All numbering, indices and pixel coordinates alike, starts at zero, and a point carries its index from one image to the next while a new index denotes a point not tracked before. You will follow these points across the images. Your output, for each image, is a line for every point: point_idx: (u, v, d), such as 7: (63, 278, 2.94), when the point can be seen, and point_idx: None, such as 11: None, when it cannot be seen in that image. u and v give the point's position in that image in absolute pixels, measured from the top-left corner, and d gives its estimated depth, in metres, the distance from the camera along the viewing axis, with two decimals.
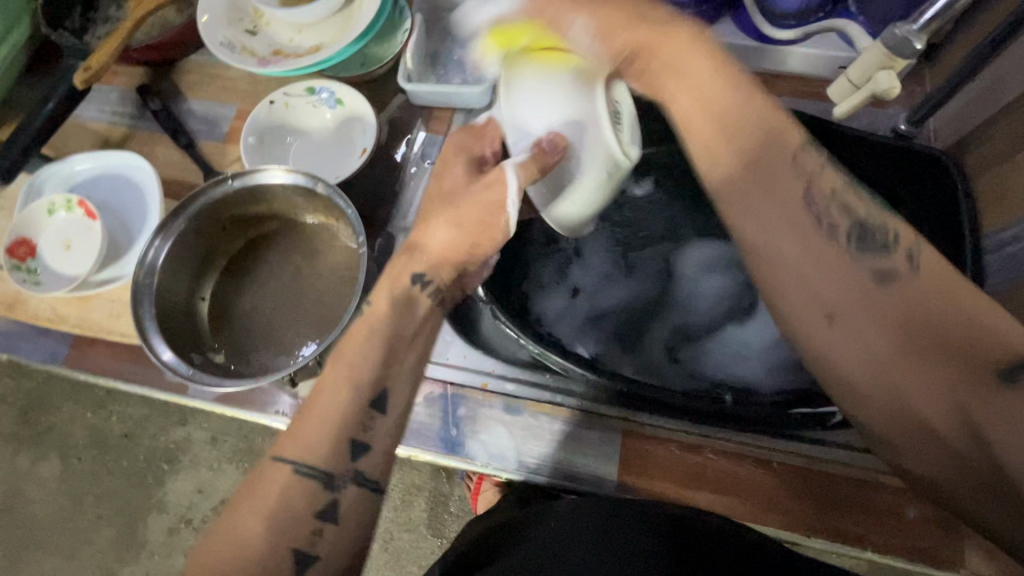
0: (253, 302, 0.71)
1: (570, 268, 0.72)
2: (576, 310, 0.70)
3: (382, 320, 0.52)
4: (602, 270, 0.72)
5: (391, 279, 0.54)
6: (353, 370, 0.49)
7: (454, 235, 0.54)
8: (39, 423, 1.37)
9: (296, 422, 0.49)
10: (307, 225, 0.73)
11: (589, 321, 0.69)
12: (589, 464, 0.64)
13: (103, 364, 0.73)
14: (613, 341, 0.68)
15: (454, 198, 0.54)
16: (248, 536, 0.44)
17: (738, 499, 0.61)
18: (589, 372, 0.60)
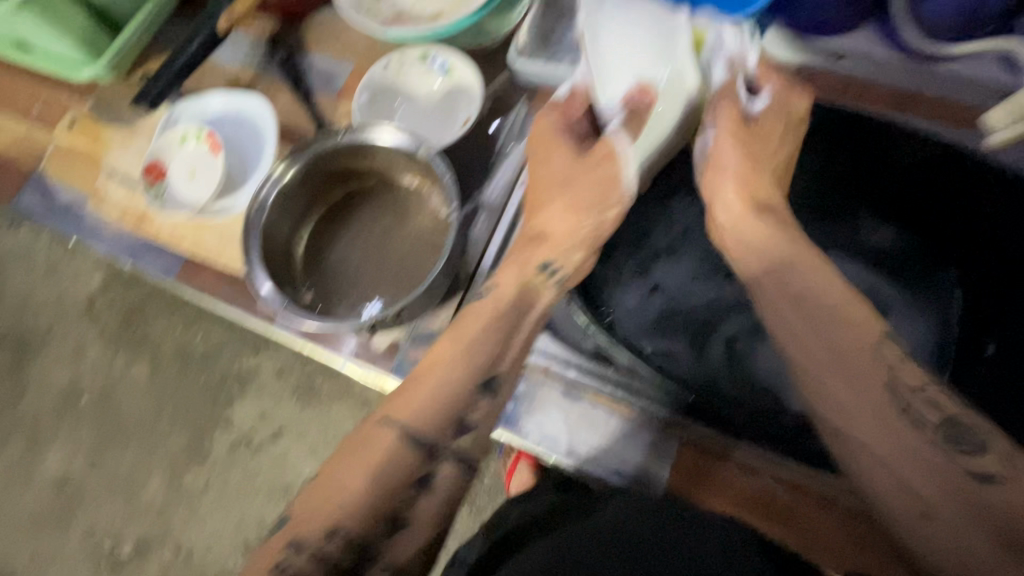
0: (343, 251, 0.75)
1: (655, 264, 0.73)
2: (652, 307, 0.71)
3: (507, 299, 0.62)
4: (688, 274, 0.73)
5: (521, 265, 0.63)
6: (469, 350, 0.59)
7: (573, 219, 0.62)
8: (138, 329, 1.53)
9: (408, 389, 0.58)
10: (402, 185, 0.76)
11: (663, 319, 0.71)
12: (639, 463, 0.64)
13: (208, 286, 0.81)
14: (684, 343, 0.70)
15: (568, 183, 0.63)
16: (350, 490, 0.53)
17: (790, 529, 0.59)
18: None
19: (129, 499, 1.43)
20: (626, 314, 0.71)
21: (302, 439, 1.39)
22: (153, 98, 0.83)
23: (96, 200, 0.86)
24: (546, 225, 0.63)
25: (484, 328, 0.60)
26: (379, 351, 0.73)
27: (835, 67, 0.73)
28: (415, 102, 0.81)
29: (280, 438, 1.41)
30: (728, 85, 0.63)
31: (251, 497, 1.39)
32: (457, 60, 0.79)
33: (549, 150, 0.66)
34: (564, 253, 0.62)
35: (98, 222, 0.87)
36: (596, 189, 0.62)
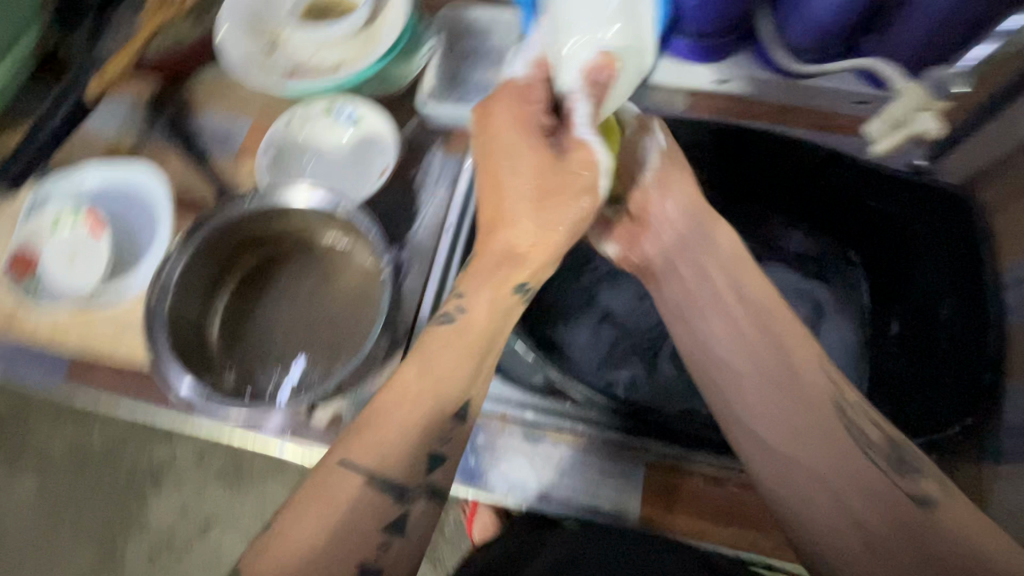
0: (266, 323, 0.69)
1: (599, 291, 0.77)
2: (602, 337, 0.74)
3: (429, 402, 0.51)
4: (632, 301, 0.76)
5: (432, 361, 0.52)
6: (392, 448, 0.49)
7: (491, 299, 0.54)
8: (14, 437, 1.31)
9: (297, 511, 0.47)
10: (323, 245, 0.71)
11: (612, 342, 0.74)
12: (609, 496, 0.63)
13: (110, 384, 0.71)
14: (635, 362, 0.73)
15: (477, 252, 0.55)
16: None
17: (759, 533, 0.61)
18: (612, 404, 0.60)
19: None
20: (578, 348, 0.73)
21: (235, 529, 1.25)
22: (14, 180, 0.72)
23: None
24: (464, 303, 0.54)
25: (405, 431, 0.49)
26: (320, 428, 0.66)
27: (713, 91, 0.81)
28: (324, 156, 0.77)
29: (208, 533, 1.25)
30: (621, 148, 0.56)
31: None
32: (365, 109, 0.77)
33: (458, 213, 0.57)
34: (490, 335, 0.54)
35: None
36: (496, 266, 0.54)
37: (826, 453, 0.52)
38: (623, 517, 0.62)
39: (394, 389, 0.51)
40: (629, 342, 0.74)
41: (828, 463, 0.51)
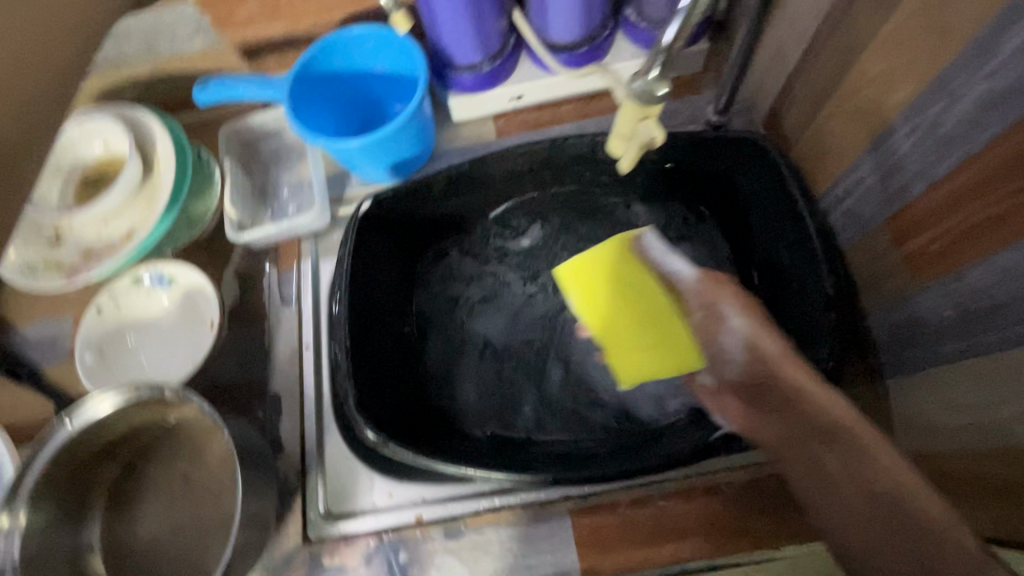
0: (153, 529, 0.65)
1: (476, 321, 0.76)
2: (486, 378, 0.73)
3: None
4: (505, 330, 0.75)
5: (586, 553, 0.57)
6: None
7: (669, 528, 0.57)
8: None
9: None
10: (177, 424, 0.67)
11: (499, 377, 0.73)
12: (547, 563, 0.60)
13: None
14: (523, 386, 0.72)
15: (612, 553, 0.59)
16: None
17: (698, 537, 0.59)
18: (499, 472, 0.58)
19: None
20: (473, 408, 0.72)
21: None
22: None
23: None
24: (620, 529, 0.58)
25: None
26: None
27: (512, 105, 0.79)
28: (151, 330, 0.72)
29: None
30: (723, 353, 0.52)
31: None
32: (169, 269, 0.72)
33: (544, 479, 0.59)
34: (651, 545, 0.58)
35: None
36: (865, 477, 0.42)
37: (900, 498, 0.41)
38: None
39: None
40: (516, 377, 0.72)
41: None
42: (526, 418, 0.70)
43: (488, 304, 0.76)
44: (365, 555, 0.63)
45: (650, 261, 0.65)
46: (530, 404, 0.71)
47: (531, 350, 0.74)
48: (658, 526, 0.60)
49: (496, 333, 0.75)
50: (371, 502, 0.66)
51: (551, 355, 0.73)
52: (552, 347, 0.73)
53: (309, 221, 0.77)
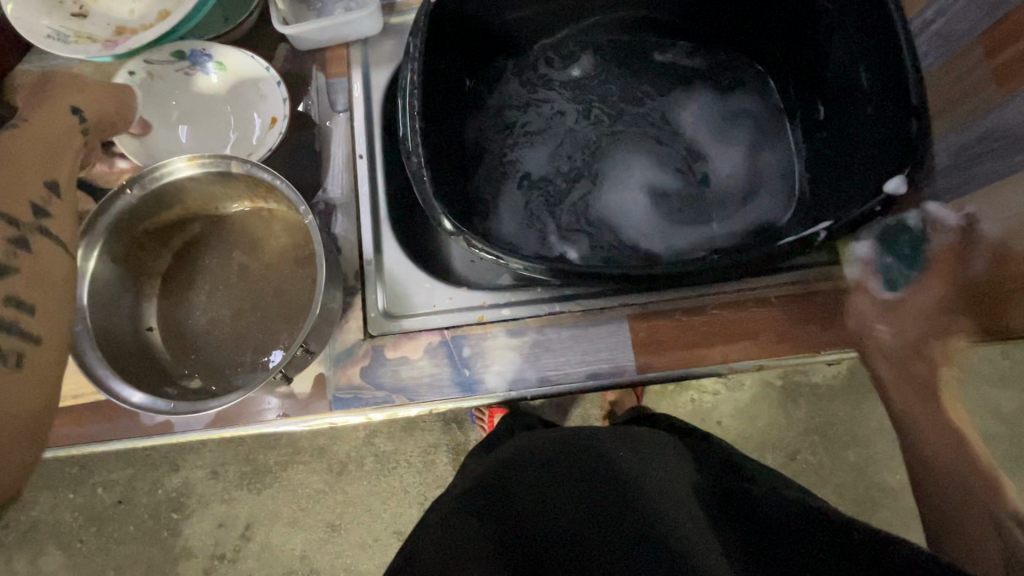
0: (208, 316, 0.64)
1: (520, 150, 0.77)
2: (519, 208, 0.74)
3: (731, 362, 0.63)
4: (546, 161, 0.77)
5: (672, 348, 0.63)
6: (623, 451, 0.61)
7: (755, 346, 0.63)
8: (22, 521, 1.27)
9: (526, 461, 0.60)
10: (235, 215, 0.66)
11: (530, 214, 0.74)
12: (606, 359, 0.63)
13: (63, 437, 0.63)
14: (553, 219, 0.74)
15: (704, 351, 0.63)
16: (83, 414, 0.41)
17: (748, 341, 0.63)
18: (547, 269, 0.60)
19: None
20: (507, 230, 0.74)
21: (276, 520, 1.27)
22: None
23: None
24: (718, 339, 0.63)
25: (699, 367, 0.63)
26: (306, 394, 0.63)
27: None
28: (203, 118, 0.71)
29: (253, 532, 1.27)
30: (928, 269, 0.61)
31: None
32: (217, 54, 0.70)
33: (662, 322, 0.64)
34: (735, 351, 0.63)
35: None
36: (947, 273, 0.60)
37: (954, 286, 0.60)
38: (622, 372, 0.63)
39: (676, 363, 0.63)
40: (547, 205, 0.74)
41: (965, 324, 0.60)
42: (558, 251, 0.72)
43: (535, 134, 0.78)
44: (427, 350, 0.64)
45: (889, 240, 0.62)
46: (558, 229, 0.73)
47: (564, 176, 0.76)
48: (709, 332, 0.64)
49: (535, 165, 0.76)
50: (429, 304, 0.67)
51: (586, 187, 0.76)
52: (587, 175, 0.76)
53: (363, 24, 0.71)
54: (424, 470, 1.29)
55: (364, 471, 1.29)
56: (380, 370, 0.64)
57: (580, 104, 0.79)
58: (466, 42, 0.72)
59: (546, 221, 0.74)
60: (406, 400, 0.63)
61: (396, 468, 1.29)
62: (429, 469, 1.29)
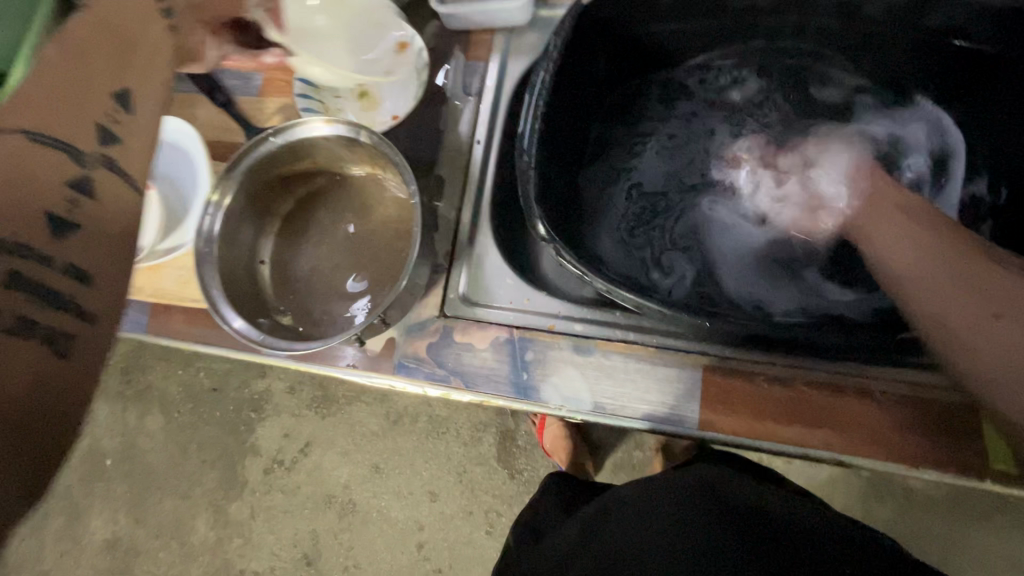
0: (312, 261, 0.70)
1: (648, 154, 0.77)
2: (626, 219, 0.73)
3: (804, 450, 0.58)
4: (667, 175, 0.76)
5: (746, 416, 0.59)
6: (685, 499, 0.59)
7: (837, 439, 0.57)
8: (140, 382, 1.50)
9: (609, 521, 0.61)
10: (355, 176, 0.71)
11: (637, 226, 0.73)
12: (668, 404, 0.60)
13: (180, 331, 0.73)
14: (656, 238, 0.72)
15: (778, 429, 0.58)
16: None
17: (831, 431, 0.57)
18: (663, 306, 0.58)
19: (183, 540, 1.42)
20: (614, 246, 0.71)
21: (331, 446, 1.39)
22: None
23: None
24: (796, 423, 0.58)
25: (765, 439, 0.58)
26: (376, 353, 0.68)
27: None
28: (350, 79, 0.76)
29: (311, 450, 1.40)
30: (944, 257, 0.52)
31: (299, 513, 1.38)
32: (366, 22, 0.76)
33: (739, 387, 0.60)
34: (812, 438, 0.57)
35: None
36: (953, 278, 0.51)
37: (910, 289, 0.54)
38: (682, 423, 0.60)
39: (747, 433, 0.59)
40: (646, 222, 0.73)
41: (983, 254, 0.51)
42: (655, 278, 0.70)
43: (670, 146, 0.77)
44: (492, 344, 0.66)
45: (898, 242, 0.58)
46: (653, 255, 0.71)
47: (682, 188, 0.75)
48: (787, 408, 0.58)
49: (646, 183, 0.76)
50: (506, 299, 0.67)
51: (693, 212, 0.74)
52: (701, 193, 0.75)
53: (514, 12, 0.71)
54: (470, 444, 1.34)
55: (416, 428, 1.36)
56: (446, 350, 0.66)
57: (730, 127, 0.76)
58: (628, 52, 0.72)
59: (641, 236, 0.72)
60: (463, 385, 0.65)
61: (445, 435, 1.35)
62: (474, 445, 1.33)
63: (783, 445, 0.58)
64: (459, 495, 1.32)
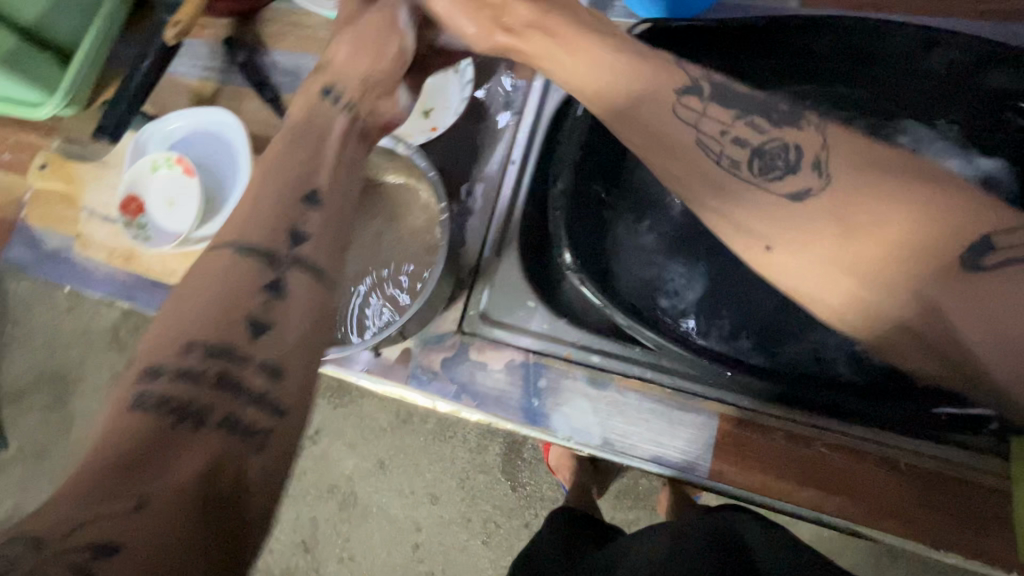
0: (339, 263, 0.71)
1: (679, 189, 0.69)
2: (645, 249, 0.68)
3: (818, 513, 0.55)
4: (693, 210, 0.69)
5: (760, 471, 0.57)
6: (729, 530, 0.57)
7: (853, 507, 0.54)
8: None
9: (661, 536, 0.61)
10: (388, 185, 0.72)
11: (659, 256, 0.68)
12: (679, 449, 0.59)
13: None
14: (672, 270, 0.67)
15: (792, 492, 0.56)
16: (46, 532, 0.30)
17: (846, 497, 0.55)
18: (685, 350, 0.56)
19: None
20: (642, 273, 0.67)
21: (339, 437, 1.40)
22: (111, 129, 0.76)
23: (82, 243, 0.83)
24: (811, 485, 0.56)
25: (778, 495, 0.56)
26: (392, 361, 0.68)
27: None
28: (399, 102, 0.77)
29: (319, 438, 1.42)
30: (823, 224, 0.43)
31: (301, 498, 1.40)
32: None
33: (755, 441, 0.58)
34: (826, 502, 0.55)
35: (88, 264, 0.83)
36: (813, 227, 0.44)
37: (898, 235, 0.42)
38: (691, 470, 0.58)
39: (757, 488, 0.57)
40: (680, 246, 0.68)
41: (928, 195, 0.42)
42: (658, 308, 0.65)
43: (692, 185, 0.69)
44: (506, 365, 0.65)
45: (854, 202, 0.43)
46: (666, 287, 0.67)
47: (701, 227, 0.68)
48: (803, 467, 0.56)
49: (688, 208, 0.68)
50: (525, 322, 0.67)
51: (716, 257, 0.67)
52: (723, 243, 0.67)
53: None
54: (475, 451, 1.33)
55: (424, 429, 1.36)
56: (460, 366, 0.66)
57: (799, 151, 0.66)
58: None
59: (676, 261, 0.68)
60: (472, 404, 0.65)
61: (451, 439, 1.35)
62: (479, 453, 1.33)
63: (798, 504, 0.56)
64: (459, 501, 1.32)
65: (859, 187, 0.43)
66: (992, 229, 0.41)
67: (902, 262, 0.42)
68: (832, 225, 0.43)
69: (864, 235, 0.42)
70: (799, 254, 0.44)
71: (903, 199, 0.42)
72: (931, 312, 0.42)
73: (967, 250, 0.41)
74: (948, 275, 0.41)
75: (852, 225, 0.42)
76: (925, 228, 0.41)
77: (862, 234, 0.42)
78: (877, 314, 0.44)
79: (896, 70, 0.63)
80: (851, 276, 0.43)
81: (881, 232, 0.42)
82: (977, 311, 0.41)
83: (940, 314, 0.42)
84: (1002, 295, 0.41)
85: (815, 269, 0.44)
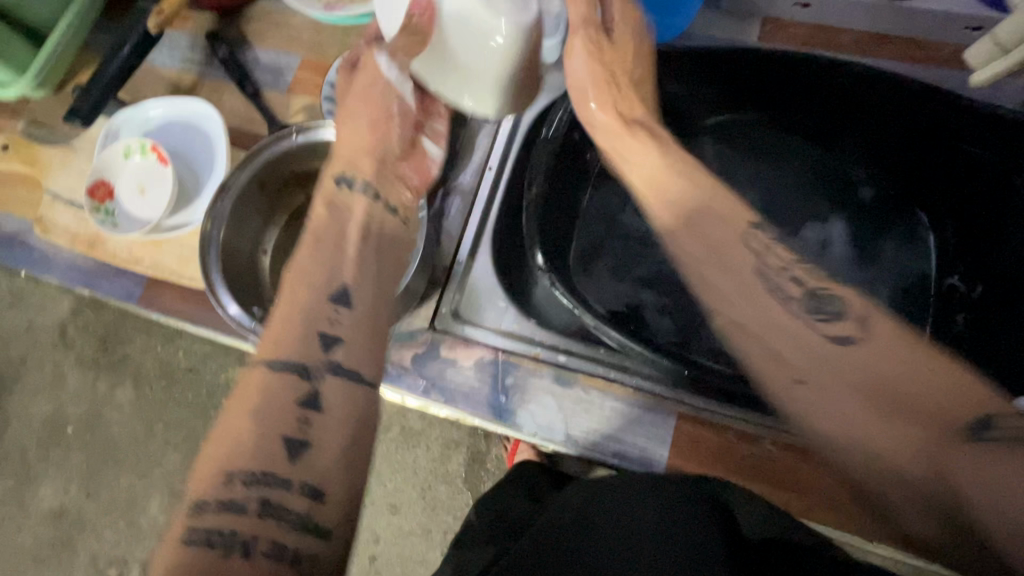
0: None
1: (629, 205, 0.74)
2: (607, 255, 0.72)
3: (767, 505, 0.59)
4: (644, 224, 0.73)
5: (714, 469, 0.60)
6: None
7: (796, 502, 0.58)
8: None
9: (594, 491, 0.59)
10: None
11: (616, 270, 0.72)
12: (638, 446, 0.62)
13: (174, 307, 0.75)
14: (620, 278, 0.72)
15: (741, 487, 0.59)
16: None
17: (792, 492, 0.59)
18: None
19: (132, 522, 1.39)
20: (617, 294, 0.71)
21: None
22: (86, 113, 0.76)
23: (42, 228, 0.80)
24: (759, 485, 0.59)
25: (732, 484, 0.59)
26: None
27: (779, 12, 0.74)
28: None
29: None
30: (842, 354, 0.48)
31: None
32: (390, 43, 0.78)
33: (708, 440, 0.61)
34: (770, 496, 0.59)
35: (47, 250, 0.81)
36: (852, 367, 0.47)
37: (918, 394, 0.46)
38: (648, 465, 0.61)
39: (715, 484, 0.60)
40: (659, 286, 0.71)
41: (947, 384, 0.46)
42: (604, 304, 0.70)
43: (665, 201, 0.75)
44: (476, 362, 0.67)
45: (884, 358, 0.47)
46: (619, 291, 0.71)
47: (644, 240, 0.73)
48: (754, 464, 0.60)
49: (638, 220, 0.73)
50: (496, 321, 0.69)
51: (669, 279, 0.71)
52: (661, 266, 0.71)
53: None
54: (438, 461, 1.33)
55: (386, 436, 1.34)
56: (430, 363, 0.68)
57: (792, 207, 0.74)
58: None
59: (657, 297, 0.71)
60: (442, 399, 0.67)
61: (414, 448, 1.33)
62: (442, 463, 1.32)
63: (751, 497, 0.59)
64: (419, 512, 1.31)
65: (892, 344, 0.48)
66: (984, 405, 0.46)
67: (919, 416, 0.46)
68: (864, 356, 0.48)
69: (892, 391, 0.46)
70: (821, 399, 0.48)
71: (936, 386, 0.46)
72: (931, 467, 0.45)
73: (961, 421, 0.46)
74: (954, 442, 0.45)
75: (879, 372, 0.47)
76: (930, 405, 0.46)
77: (890, 393, 0.46)
78: (882, 463, 0.46)
79: (839, 98, 0.69)
80: (865, 423, 0.46)
81: (912, 387, 0.46)
82: (973, 476, 0.44)
83: (950, 481, 0.45)
84: (1007, 468, 0.44)
85: (837, 405, 0.47)
